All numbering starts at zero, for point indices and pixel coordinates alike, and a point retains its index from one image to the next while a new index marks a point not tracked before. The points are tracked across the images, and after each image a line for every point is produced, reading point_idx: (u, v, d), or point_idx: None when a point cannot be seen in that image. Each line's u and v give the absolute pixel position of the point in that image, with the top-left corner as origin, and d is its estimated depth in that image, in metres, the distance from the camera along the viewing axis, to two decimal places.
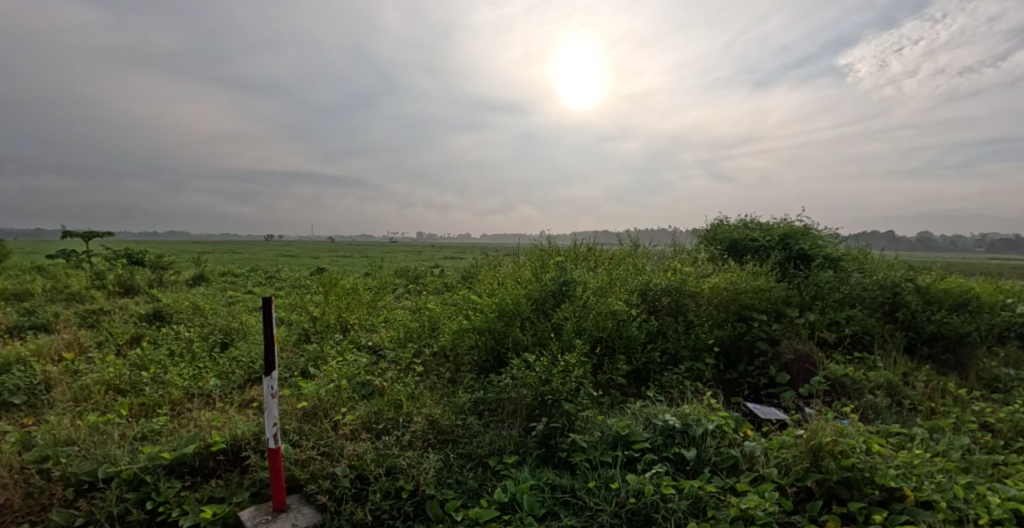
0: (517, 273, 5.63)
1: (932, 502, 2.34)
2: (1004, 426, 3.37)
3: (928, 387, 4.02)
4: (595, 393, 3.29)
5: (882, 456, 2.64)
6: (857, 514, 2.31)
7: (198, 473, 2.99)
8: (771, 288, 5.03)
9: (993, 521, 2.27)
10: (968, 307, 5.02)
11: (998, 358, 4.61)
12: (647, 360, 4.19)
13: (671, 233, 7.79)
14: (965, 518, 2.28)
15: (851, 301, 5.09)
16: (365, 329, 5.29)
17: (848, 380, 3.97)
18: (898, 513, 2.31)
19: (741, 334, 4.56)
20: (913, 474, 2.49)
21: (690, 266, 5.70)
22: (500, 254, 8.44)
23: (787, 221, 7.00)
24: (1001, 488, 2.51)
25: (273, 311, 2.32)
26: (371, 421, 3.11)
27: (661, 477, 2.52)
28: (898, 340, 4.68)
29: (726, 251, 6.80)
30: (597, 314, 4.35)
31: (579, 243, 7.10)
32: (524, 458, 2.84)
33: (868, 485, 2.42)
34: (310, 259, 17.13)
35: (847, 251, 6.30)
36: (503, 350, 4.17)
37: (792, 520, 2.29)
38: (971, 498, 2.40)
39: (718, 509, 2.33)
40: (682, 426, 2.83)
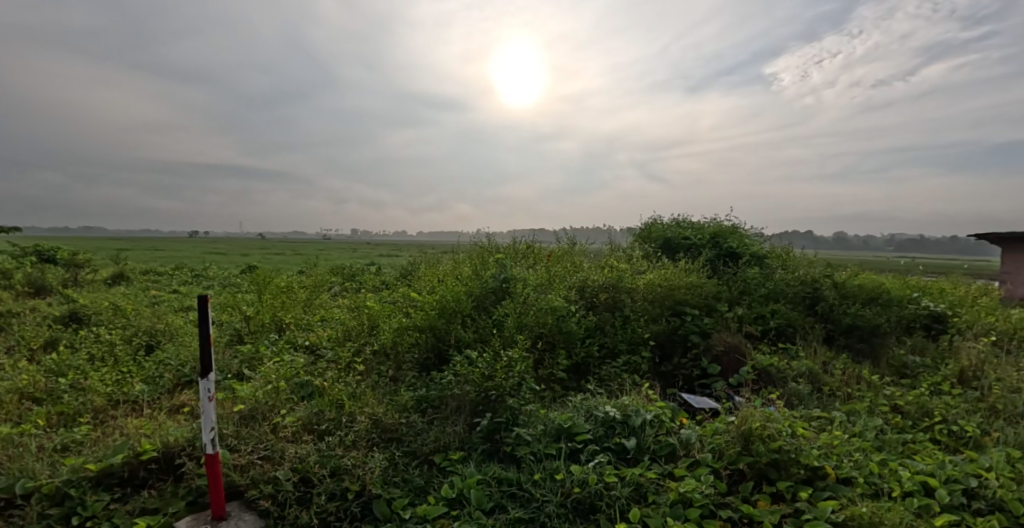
0: (458, 270, 5.60)
1: (850, 479, 2.54)
2: (913, 408, 3.67)
3: (845, 374, 4.34)
4: (538, 387, 3.36)
5: (806, 438, 2.83)
6: (785, 493, 2.45)
7: (128, 484, 2.83)
8: (702, 285, 5.30)
9: (905, 494, 2.49)
10: (880, 300, 5.50)
11: (905, 346, 5.02)
12: (587, 354, 4.29)
13: (608, 232, 8.01)
14: (880, 492, 2.49)
15: (775, 296, 5.42)
16: (302, 328, 5.14)
17: (773, 369, 4.23)
18: (822, 490, 2.47)
19: (676, 329, 4.76)
20: (834, 454, 2.69)
21: (627, 263, 5.89)
22: (439, 251, 8.42)
23: (715, 221, 7.39)
24: (911, 463, 2.74)
25: (210, 309, 2.20)
26: (311, 423, 3.04)
27: (603, 466, 2.60)
28: (819, 331, 5.02)
29: (660, 248, 7.09)
30: (538, 310, 4.40)
31: (518, 240, 7.19)
32: (470, 454, 2.86)
33: (794, 466, 2.57)
34: (242, 257, 16.45)
35: (772, 249, 6.70)
36: (446, 347, 4.16)
37: (727, 501, 2.41)
38: (886, 473, 2.62)
39: (658, 494, 2.43)
40: (622, 417, 2.93)
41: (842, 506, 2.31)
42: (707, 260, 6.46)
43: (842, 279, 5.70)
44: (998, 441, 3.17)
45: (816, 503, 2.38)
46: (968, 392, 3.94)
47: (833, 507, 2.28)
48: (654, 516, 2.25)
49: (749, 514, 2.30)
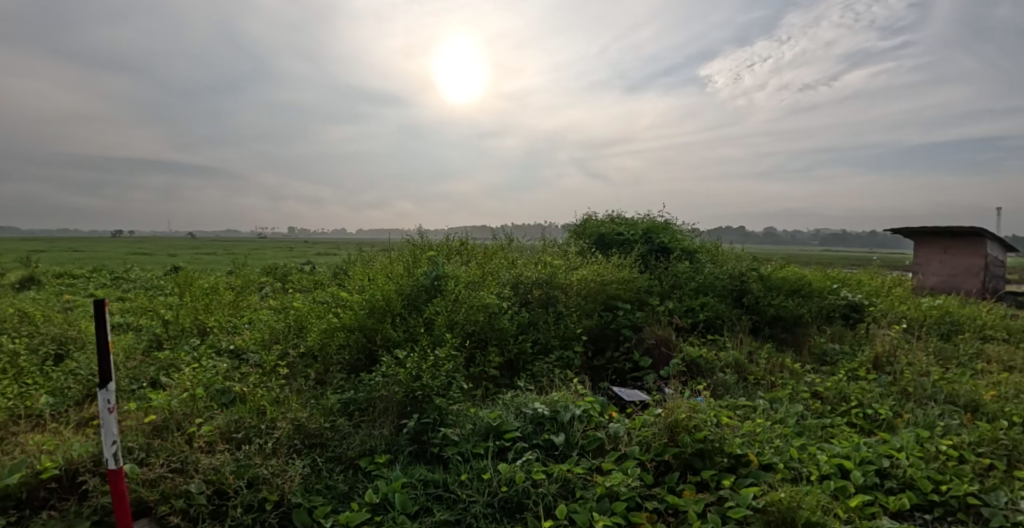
0: (388, 268, 5.43)
1: (771, 464, 2.62)
2: (831, 394, 3.85)
3: (770, 363, 4.53)
4: (468, 385, 3.31)
5: (731, 427, 2.91)
6: (709, 481, 2.50)
7: (25, 507, 2.58)
8: (634, 281, 5.44)
9: (822, 476, 2.60)
10: (802, 292, 5.80)
11: (826, 334, 5.30)
12: (520, 351, 4.25)
13: (543, 229, 8.08)
14: (799, 476, 2.58)
15: (704, 289, 5.61)
16: (226, 331, 4.86)
17: (701, 360, 4.36)
18: (744, 477, 2.54)
19: (608, 323, 4.85)
20: (756, 441, 2.78)
21: (562, 259, 5.92)
22: (371, 248, 8.21)
23: (648, 217, 7.60)
24: (828, 446, 2.87)
25: (108, 313, 2.02)
26: (230, 432, 2.87)
27: (531, 463, 2.59)
28: (745, 323, 5.23)
29: (594, 244, 7.18)
30: (469, 307, 4.30)
31: (452, 237, 7.12)
32: (397, 457, 2.78)
33: (718, 455, 2.62)
34: (169, 257, 15.59)
35: (702, 244, 6.96)
36: (375, 347, 4.02)
37: (652, 492, 2.44)
38: (805, 457, 2.72)
39: (586, 489, 2.44)
40: (551, 413, 2.94)
41: (762, 492, 2.38)
42: (640, 255, 6.62)
43: (768, 272, 6.00)
44: (907, 422, 3.38)
45: (739, 490, 2.44)
46: (881, 377, 4.19)
47: (755, 493, 2.35)
48: (581, 512, 2.24)
49: (674, 505, 2.34)
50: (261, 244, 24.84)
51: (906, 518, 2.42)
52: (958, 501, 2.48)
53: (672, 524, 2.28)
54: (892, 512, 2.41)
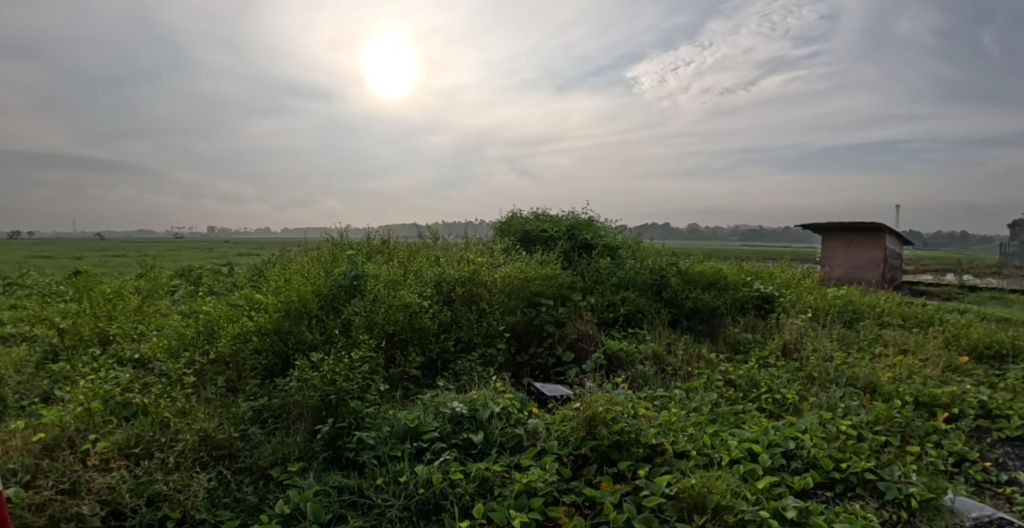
0: (304, 267, 5.22)
1: (685, 452, 2.75)
2: (743, 381, 4.07)
3: (687, 353, 4.74)
4: (387, 386, 3.28)
5: (647, 418, 3.04)
6: (626, 471, 2.59)
7: None
8: (557, 276, 5.58)
9: (732, 461, 2.74)
10: (718, 285, 6.13)
11: (740, 325, 5.62)
12: (442, 350, 4.27)
13: (467, 226, 8.11)
14: (712, 461, 2.72)
15: (625, 284, 5.85)
16: (131, 338, 4.53)
17: (621, 353, 4.52)
18: (659, 466, 2.65)
19: (531, 319, 4.98)
20: (672, 431, 2.90)
21: (485, 257, 5.94)
22: (289, 247, 7.96)
23: (572, 214, 7.81)
24: (739, 432, 3.03)
25: None
26: (129, 447, 2.75)
27: (449, 463, 2.60)
28: (663, 316, 5.50)
29: (519, 240, 7.32)
30: (388, 307, 4.22)
31: (373, 236, 7.01)
32: (310, 464, 2.75)
33: (635, 445, 2.71)
34: (74, 259, 14.46)
35: (624, 241, 7.30)
36: (290, 351, 3.86)
37: (570, 486, 2.51)
38: (718, 444, 2.87)
39: (505, 486, 2.47)
40: (470, 412, 2.96)
41: (676, 479, 2.49)
42: (563, 252, 6.81)
43: (686, 267, 6.30)
44: (811, 404, 3.63)
45: (654, 478, 2.54)
46: (788, 363, 4.48)
47: (669, 481, 2.46)
48: (498, 510, 2.27)
49: (591, 497, 2.41)
50: (185, 244, 23.37)
51: (810, 495, 2.60)
52: (856, 477, 2.69)
53: (588, 517, 2.35)
54: (797, 490, 2.58)
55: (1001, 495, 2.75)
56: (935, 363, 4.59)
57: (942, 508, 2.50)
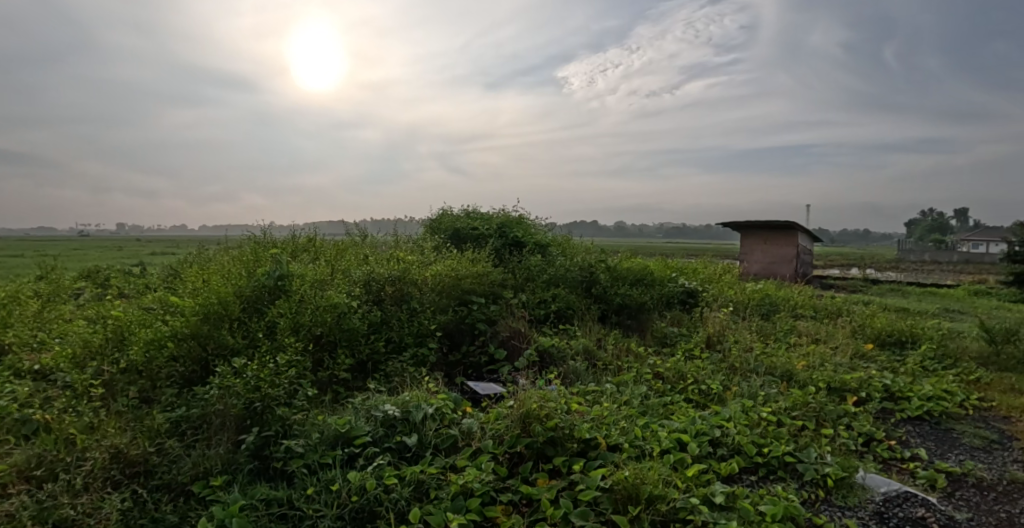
0: (225, 267, 4.94)
1: (618, 445, 2.83)
2: (671, 374, 4.23)
3: (617, 348, 4.91)
4: (315, 391, 3.18)
5: (580, 413, 3.10)
6: (561, 467, 2.63)
7: None
8: (488, 274, 5.59)
9: (663, 451, 2.85)
10: (645, 281, 6.54)
11: (666, 319, 5.92)
12: (372, 352, 4.14)
13: (396, 224, 8.02)
14: (643, 452, 2.81)
15: (555, 281, 6.03)
16: (30, 348, 4.11)
17: (552, 349, 4.64)
18: (593, 459, 2.70)
19: (463, 317, 4.95)
20: (604, 425, 2.98)
21: (415, 255, 5.88)
22: (205, 245, 7.57)
23: (503, 211, 7.93)
24: (668, 422, 3.15)
25: None
26: (29, 469, 2.56)
27: (383, 468, 2.55)
28: (593, 312, 5.73)
29: (449, 238, 7.25)
30: (314, 309, 4.06)
31: (298, 234, 6.80)
32: (235, 477, 2.63)
33: (569, 440, 2.77)
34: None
35: (554, 238, 7.69)
36: (210, 356, 3.62)
37: (506, 484, 2.52)
38: (648, 435, 2.97)
39: (441, 489, 2.44)
40: (403, 414, 2.91)
41: (610, 471, 2.55)
42: (495, 249, 6.89)
43: (615, 264, 6.75)
44: (734, 393, 3.83)
45: (588, 472, 2.59)
46: (713, 355, 4.71)
47: (603, 474, 2.52)
48: (435, 513, 2.24)
49: (528, 494, 2.43)
50: (98, 243, 21.57)
51: (736, 480, 2.74)
52: (777, 460, 2.86)
53: (526, 514, 2.37)
54: (724, 476, 2.71)
55: (904, 469, 3.00)
56: (844, 351, 4.97)
57: (854, 485, 2.71)
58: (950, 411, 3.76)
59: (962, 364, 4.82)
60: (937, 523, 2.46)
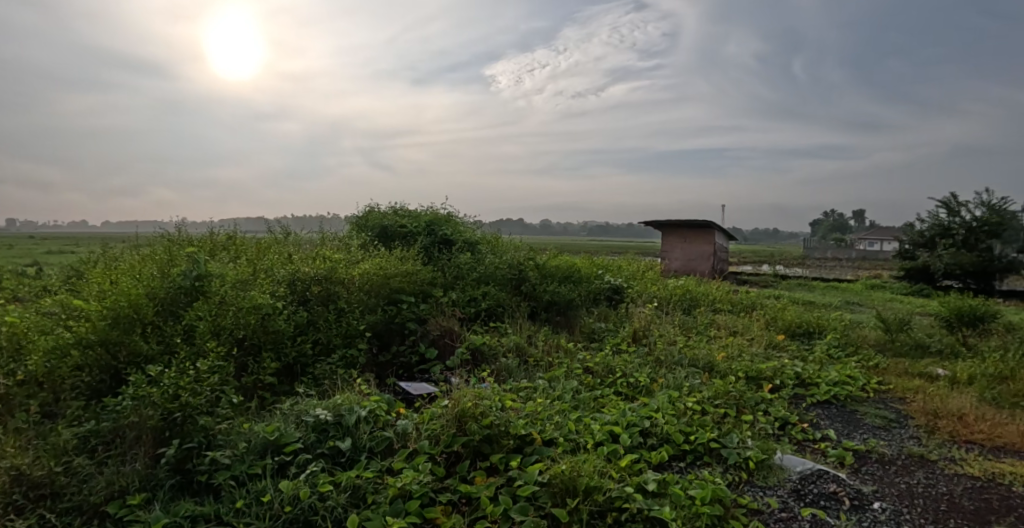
0: (134, 267, 4.62)
1: (553, 439, 2.90)
2: (600, 368, 4.38)
3: (547, 344, 5.03)
4: (240, 397, 3.04)
5: (515, 410, 3.15)
6: (498, 464, 2.66)
7: None
8: (417, 273, 5.57)
9: (596, 444, 2.94)
10: (573, 279, 6.88)
11: (594, 315, 6.17)
12: (298, 354, 4.08)
13: (321, 221, 7.80)
14: (578, 445, 2.89)
15: (486, 279, 6.11)
16: None
17: (484, 347, 4.68)
18: (529, 455, 2.75)
19: (393, 317, 4.88)
20: (538, 420, 3.04)
21: (341, 253, 5.74)
22: (105, 242, 6.99)
23: (431, 209, 7.91)
24: (600, 416, 3.25)
25: None
26: None
27: (316, 475, 2.47)
28: (523, 309, 5.86)
29: (376, 236, 7.15)
30: (236, 310, 3.82)
31: (215, 231, 6.46)
32: (155, 494, 2.48)
33: (505, 437, 2.80)
34: None
35: (483, 236, 7.82)
36: (122, 365, 3.37)
37: (444, 484, 2.52)
38: (582, 429, 3.06)
39: (378, 493, 2.40)
40: (335, 418, 2.84)
41: (546, 466, 2.61)
42: (423, 247, 6.89)
43: (543, 262, 7.03)
44: (660, 385, 4.02)
45: (525, 468, 2.63)
46: (639, 349, 4.93)
47: (540, 469, 2.57)
48: (373, 518, 2.20)
49: (467, 493, 2.44)
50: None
51: (666, 467, 2.88)
52: (703, 447, 3.03)
53: (465, 513, 2.38)
54: (654, 464, 2.84)
55: (816, 450, 3.26)
56: (760, 341, 5.35)
57: (773, 466, 2.92)
58: (854, 395, 4.14)
59: (862, 351, 5.31)
60: (846, 496, 2.68)
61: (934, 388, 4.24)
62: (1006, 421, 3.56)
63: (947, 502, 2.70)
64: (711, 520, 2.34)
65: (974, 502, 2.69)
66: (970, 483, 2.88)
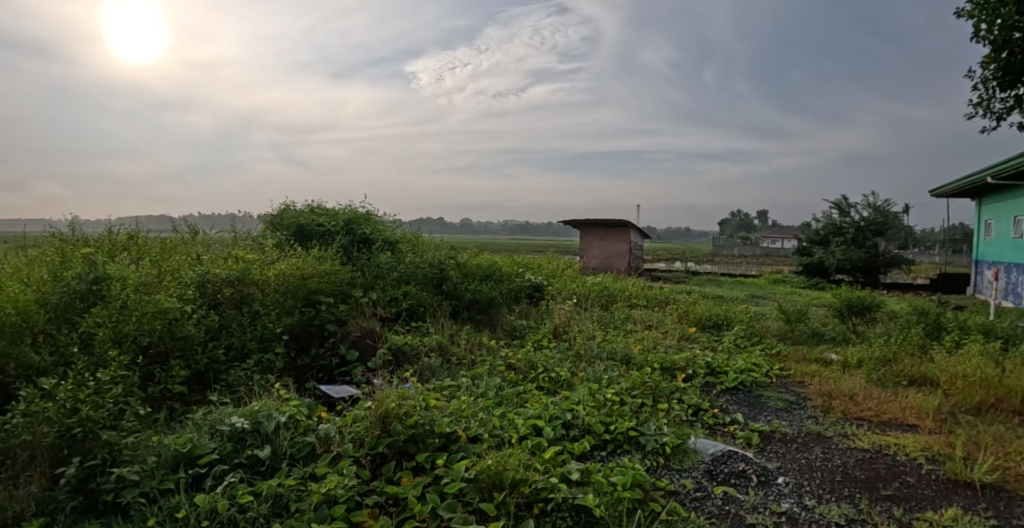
0: (16, 270, 4.20)
1: (478, 436, 2.94)
2: (522, 365, 4.49)
3: (470, 342, 5.10)
4: (147, 409, 2.86)
5: (439, 408, 3.17)
6: (425, 463, 2.66)
7: None
8: (335, 272, 5.48)
9: (520, 438, 3.01)
10: (493, 277, 7.04)
11: (514, 312, 6.34)
12: (210, 360, 3.86)
13: (232, 220, 7.44)
14: (502, 440, 2.95)
15: (406, 278, 6.11)
16: None
17: (406, 347, 4.68)
18: (455, 452, 2.78)
19: (310, 319, 4.82)
20: (463, 418, 3.07)
21: (255, 253, 5.53)
22: None
23: (350, 207, 7.78)
24: (523, 411, 3.33)
25: None
26: None
27: (235, 486, 2.37)
28: (444, 308, 5.92)
29: (292, 236, 6.94)
30: (140, 315, 3.57)
31: (113, 230, 6.01)
32: (53, 519, 2.28)
33: (430, 436, 2.81)
34: None
35: (403, 235, 7.83)
36: (9, 380, 3.04)
37: (370, 487, 2.49)
38: (506, 424, 3.13)
39: (302, 500, 2.34)
40: (252, 426, 2.73)
41: (472, 462, 2.64)
42: (341, 247, 6.79)
43: (463, 260, 7.09)
44: (581, 378, 4.17)
45: (452, 465, 2.66)
46: (559, 343, 5.11)
47: (467, 465, 2.60)
48: None
49: (394, 494, 2.43)
50: None
51: (588, 457, 3.00)
52: (622, 435, 3.19)
53: (392, 514, 2.36)
54: (577, 455, 2.95)
55: (726, 433, 3.51)
56: (673, 334, 5.68)
57: (687, 450, 3.11)
58: (759, 380, 4.49)
59: (766, 341, 5.76)
60: (753, 473, 2.91)
61: (828, 371, 4.67)
62: (889, 398, 3.99)
63: (841, 473, 2.98)
64: (632, 504, 2.46)
65: (865, 471, 3.00)
66: (861, 455, 3.20)
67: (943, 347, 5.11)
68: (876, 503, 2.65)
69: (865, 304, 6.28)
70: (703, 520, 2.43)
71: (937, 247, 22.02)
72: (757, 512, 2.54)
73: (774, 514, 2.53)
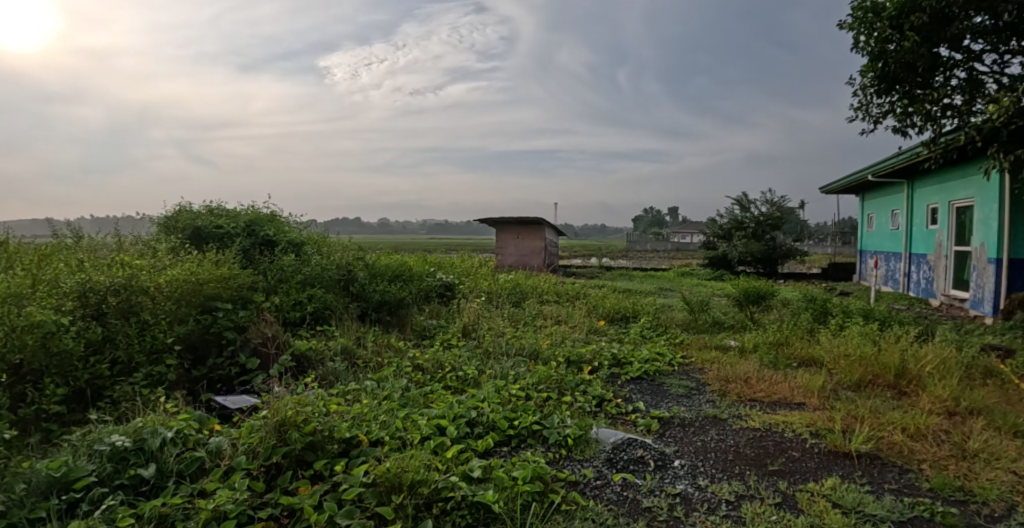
0: None
1: (379, 440, 2.91)
2: (431, 365, 4.48)
3: (378, 344, 5.07)
4: (14, 432, 2.60)
5: (340, 413, 3.12)
6: (323, 471, 2.61)
7: None
8: (235, 277, 5.19)
9: (422, 438, 3.01)
10: (404, 277, 7.00)
11: (425, 312, 6.34)
12: (93, 376, 3.60)
13: (117, 223, 6.90)
14: (404, 441, 2.95)
15: (311, 281, 5.95)
16: None
17: (310, 352, 4.57)
18: (355, 457, 2.74)
19: (208, 327, 4.52)
20: (364, 422, 3.04)
21: (143, 258, 5.15)
22: None
23: (252, 208, 7.43)
24: (427, 411, 3.34)
25: None
26: None
27: (114, 509, 2.22)
28: (352, 311, 5.82)
29: (188, 239, 6.53)
30: (7, 332, 3.29)
31: None
32: None
33: (330, 443, 2.75)
34: None
35: (310, 236, 7.60)
36: None
37: (264, 499, 2.40)
38: (410, 425, 3.12)
39: (188, 519, 2.21)
40: (135, 444, 2.56)
41: (372, 466, 2.62)
42: (242, 250, 6.49)
43: (372, 261, 6.99)
44: (488, 376, 4.22)
45: (351, 470, 2.61)
46: (467, 342, 5.17)
47: (366, 470, 2.57)
48: None
49: (289, 505, 2.35)
50: None
51: (492, 453, 3.04)
52: (526, 429, 3.27)
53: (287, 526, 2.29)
54: (481, 452, 2.99)
55: (628, 421, 3.68)
56: (581, 328, 5.89)
57: (590, 440, 3.23)
58: (661, 369, 4.75)
59: (670, 331, 6.08)
60: (650, 458, 3.07)
61: (726, 357, 5.02)
62: (779, 380, 4.34)
63: (733, 451, 3.22)
64: (531, 497, 2.53)
65: (755, 449, 3.25)
66: (753, 434, 3.47)
67: (827, 329, 5.63)
68: (762, 478, 2.87)
69: (760, 294, 6.79)
70: (601, 507, 2.54)
71: (828, 240, 24.28)
72: (653, 495, 2.69)
73: (668, 496, 2.69)
